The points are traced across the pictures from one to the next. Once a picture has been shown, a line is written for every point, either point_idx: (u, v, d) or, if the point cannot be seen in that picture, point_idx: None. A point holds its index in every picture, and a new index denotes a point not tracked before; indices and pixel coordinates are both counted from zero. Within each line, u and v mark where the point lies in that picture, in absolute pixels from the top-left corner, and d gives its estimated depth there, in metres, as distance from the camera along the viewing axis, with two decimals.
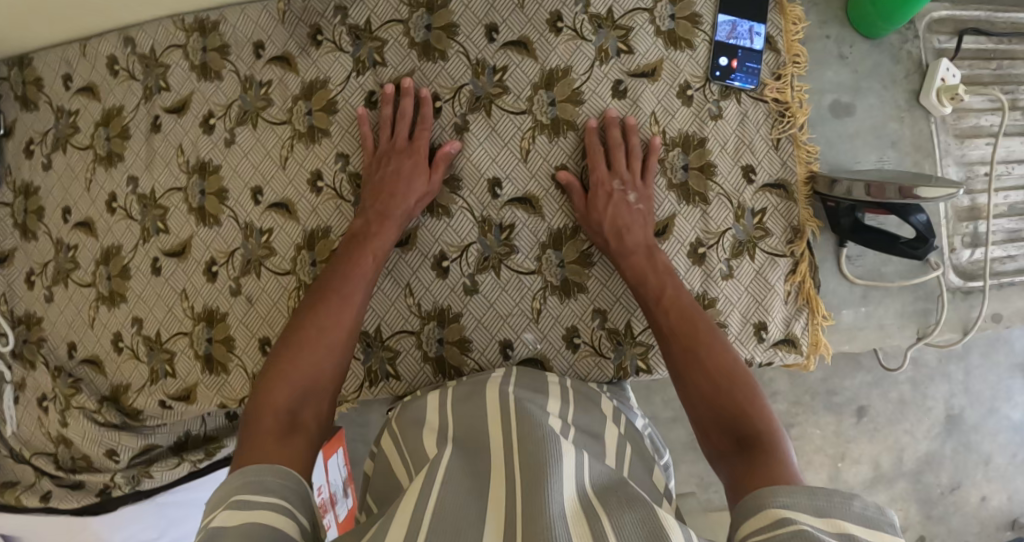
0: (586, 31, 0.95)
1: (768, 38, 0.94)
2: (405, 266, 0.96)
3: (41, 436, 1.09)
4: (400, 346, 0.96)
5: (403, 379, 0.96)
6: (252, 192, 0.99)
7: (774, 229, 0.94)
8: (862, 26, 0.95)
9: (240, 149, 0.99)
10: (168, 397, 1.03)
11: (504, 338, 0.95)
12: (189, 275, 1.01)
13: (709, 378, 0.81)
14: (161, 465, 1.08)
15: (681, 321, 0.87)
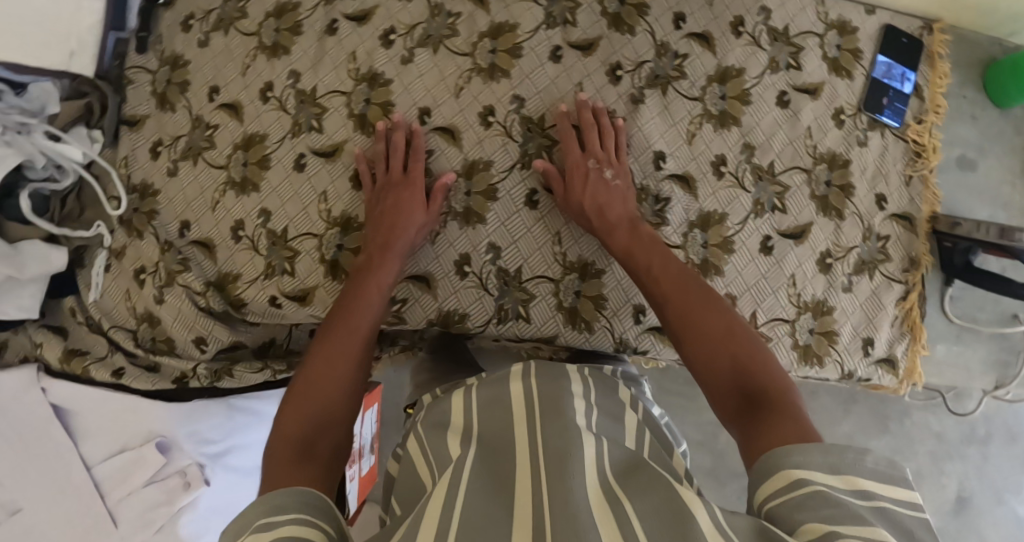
0: (763, 41, 1.02)
1: (915, 86, 1.05)
2: (558, 215, 0.99)
3: (124, 311, 1.03)
4: (537, 291, 0.98)
5: (531, 324, 0.98)
6: (420, 112, 1.01)
7: (894, 256, 1.03)
8: (994, 95, 1.07)
9: (416, 70, 1.01)
10: (280, 295, 1.01)
11: (638, 303, 0.99)
12: (334, 178, 1.02)
13: (700, 348, 0.82)
14: (244, 367, 1.06)
15: (676, 298, 0.87)
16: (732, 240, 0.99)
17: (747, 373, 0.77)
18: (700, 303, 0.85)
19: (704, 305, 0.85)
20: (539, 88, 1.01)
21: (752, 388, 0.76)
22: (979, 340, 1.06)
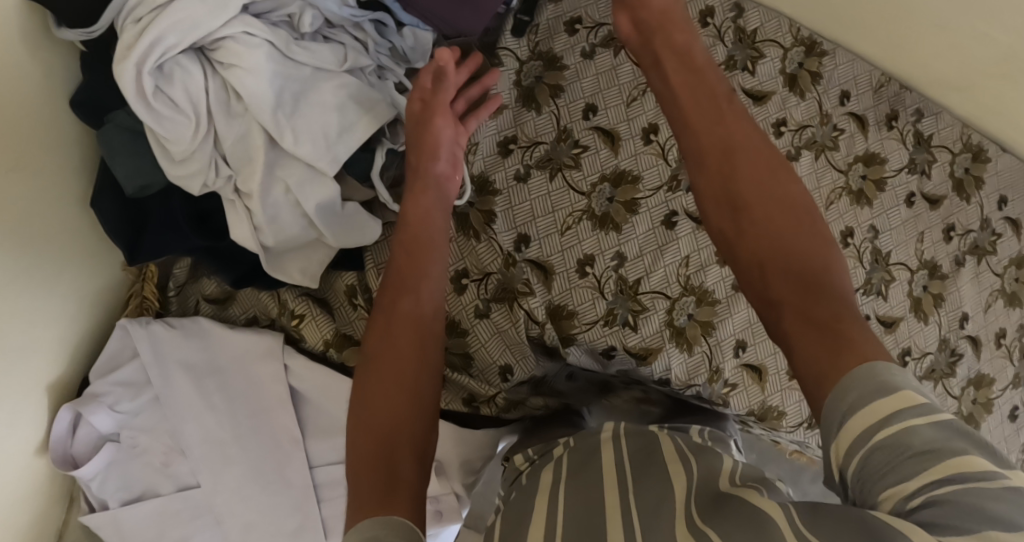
0: (909, 140, 1.09)
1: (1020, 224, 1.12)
2: (693, 241, 1.01)
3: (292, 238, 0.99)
4: (650, 304, 0.99)
5: (637, 334, 0.98)
6: (586, 107, 1.01)
7: (958, 373, 1.10)
8: None
9: (595, 67, 1.02)
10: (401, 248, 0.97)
11: (740, 339, 1.01)
12: (484, 141, 1.00)
13: (773, 266, 0.71)
14: (318, 323, 0.96)
15: (746, 168, 0.76)
16: None
17: (814, 290, 0.68)
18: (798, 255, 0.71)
19: (793, 226, 0.72)
20: None
21: (835, 320, 0.65)
22: None
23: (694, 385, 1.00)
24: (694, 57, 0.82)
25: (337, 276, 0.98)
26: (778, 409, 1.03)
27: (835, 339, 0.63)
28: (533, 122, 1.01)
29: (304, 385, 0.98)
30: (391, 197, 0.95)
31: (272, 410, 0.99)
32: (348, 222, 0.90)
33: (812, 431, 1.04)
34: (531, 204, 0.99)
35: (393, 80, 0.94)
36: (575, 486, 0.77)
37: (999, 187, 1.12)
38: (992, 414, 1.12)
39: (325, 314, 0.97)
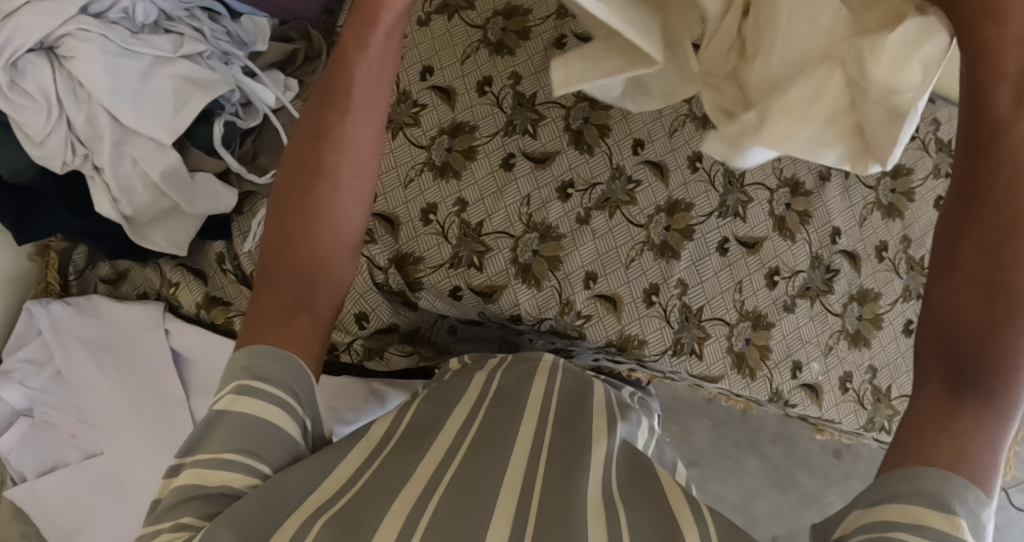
0: None
1: None
2: (532, 180, 1.04)
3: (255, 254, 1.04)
4: (494, 244, 1.03)
5: (482, 273, 1.02)
6: (422, 69, 1.07)
7: (837, 289, 1.09)
8: None
9: (430, 33, 1.09)
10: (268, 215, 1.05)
11: (590, 270, 1.03)
12: None
13: (942, 322, 0.54)
14: (191, 289, 1.05)
15: (1011, 219, 0.52)
16: (693, 229, 1.05)
17: (958, 341, 0.53)
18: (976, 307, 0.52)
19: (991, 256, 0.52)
20: (537, 69, 1.07)
21: (957, 394, 0.53)
22: None
23: (546, 319, 1.02)
24: (989, 36, 0.53)
25: (208, 246, 1.05)
26: (639, 337, 1.03)
27: (944, 402, 0.53)
28: None
29: (184, 348, 1.05)
30: (246, 169, 1.04)
31: (163, 375, 1.05)
32: (200, 189, 0.99)
33: (677, 358, 1.03)
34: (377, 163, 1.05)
35: (239, 65, 1.02)
36: (497, 409, 0.78)
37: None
38: (883, 329, 1.10)
39: (197, 279, 1.05)
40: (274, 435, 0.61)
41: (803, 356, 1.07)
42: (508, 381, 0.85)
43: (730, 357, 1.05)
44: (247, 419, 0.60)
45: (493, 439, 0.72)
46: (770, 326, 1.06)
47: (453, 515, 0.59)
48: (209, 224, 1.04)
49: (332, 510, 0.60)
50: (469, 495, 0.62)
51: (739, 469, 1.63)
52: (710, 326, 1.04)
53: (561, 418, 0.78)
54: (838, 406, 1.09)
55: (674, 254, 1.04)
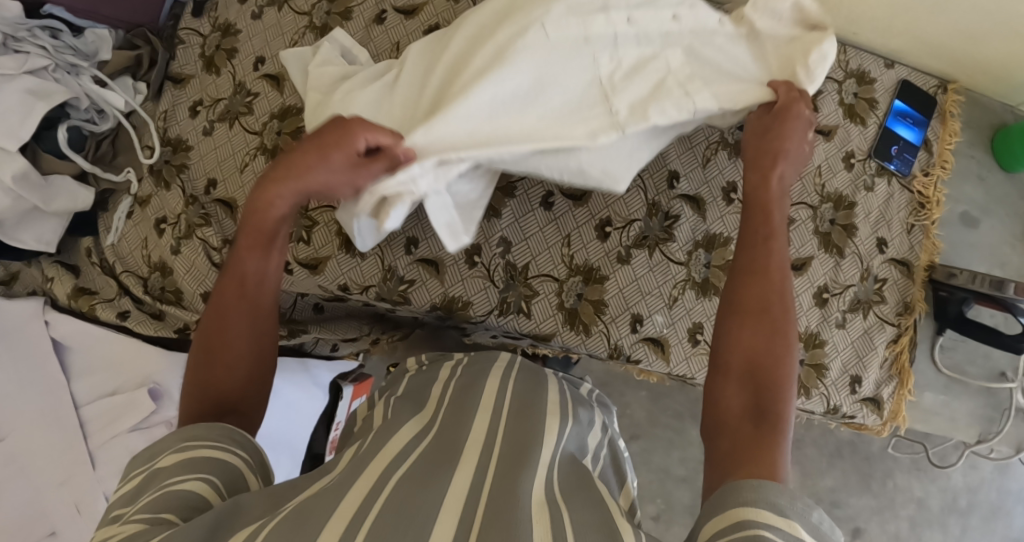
0: None
1: None
2: None
3: (139, 258, 1.10)
4: (319, 218, 1.06)
5: (310, 246, 1.05)
6: (255, 60, 1.12)
7: (678, 236, 1.04)
8: (1004, 156, 1.12)
9: (261, 24, 1.13)
10: (123, 210, 1.11)
11: (411, 236, 1.04)
12: (176, 102, 1.12)
13: (743, 375, 0.69)
14: (63, 283, 1.12)
15: (768, 289, 0.72)
16: (514, 186, 1.04)
17: (762, 383, 0.68)
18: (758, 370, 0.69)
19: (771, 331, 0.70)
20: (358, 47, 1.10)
21: (758, 419, 0.66)
22: (967, 392, 1.10)
23: (370, 288, 1.04)
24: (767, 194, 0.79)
25: (80, 242, 1.13)
26: (463, 298, 1.03)
27: (748, 426, 0.66)
28: (215, 83, 1.12)
29: (65, 337, 1.11)
30: (101, 168, 1.10)
31: (49, 361, 1.11)
32: (56, 190, 1.06)
33: (504, 317, 1.03)
34: (215, 151, 1.10)
35: (89, 75, 1.08)
36: (453, 408, 0.80)
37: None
38: None
39: (71, 274, 1.13)
40: (218, 464, 0.69)
41: (643, 309, 1.04)
42: (465, 378, 0.86)
43: (561, 314, 1.03)
44: (189, 458, 0.68)
45: (447, 441, 0.74)
46: (604, 280, 1.03)
47: (409, 497, 0.63)
48: (77, 221, 1.11)
49: (288, 505, 0.65)
50: (422, 483, 0.66)
51: (675, 439, 1.58)
52: (538, 284, 1.03)
53: (515, 409, 0.80)
54: (689, 360, 1.04)
55: (495, 213, 1.03)
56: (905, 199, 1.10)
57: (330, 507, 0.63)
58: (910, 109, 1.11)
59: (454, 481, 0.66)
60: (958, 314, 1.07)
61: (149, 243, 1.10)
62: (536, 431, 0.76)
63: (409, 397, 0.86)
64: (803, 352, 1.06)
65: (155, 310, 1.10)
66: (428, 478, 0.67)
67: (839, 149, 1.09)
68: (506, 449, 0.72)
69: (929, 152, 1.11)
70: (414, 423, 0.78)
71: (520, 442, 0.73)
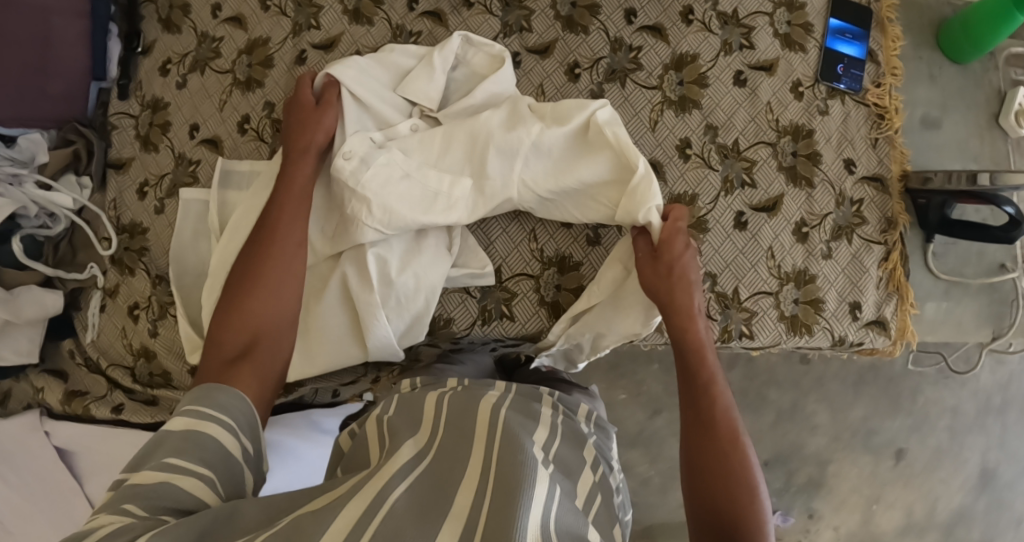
0: (494, 8, 1.08)
1: (657, 28, 1.07)
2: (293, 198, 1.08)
3: (121, 348, 1.10)
4: None
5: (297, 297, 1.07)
6: (190, 128, 1.11)
7: None
8: (951, 50, 1.11)
9: (188, 92, 1.12)
10: (92, 304, 1.10)
11: None
12: (123, 188, 1.12)
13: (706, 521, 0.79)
14: (51, 390, 1.11)
15: (717, 430, 0.83)
16: None
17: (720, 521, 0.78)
18: (722, 498, 0.79)
19: (726, 472, 0.81)
20: (286, 92, 1.09)
21: None
22: (969, 293, 1.09)
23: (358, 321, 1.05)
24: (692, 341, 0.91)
25: (60, 345, 1.12)
26: (444, 316, 1.01)
27: None
28: (156, 160, 1.11)
29: (67, 443, 1.10)
30: (63, 270, 1.09)
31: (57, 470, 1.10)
32: (24, 300, 1.06)
33: (488, 325, 1.01)
34: (171, 227, 1.10)
35: (31, 181, 1.08)
36: (450, 428, 0.84)
37: (620, 2, 1.08)
38: (710, 231, 1.03)
39: (59, 379, 1.11)
40: (219, 452, 0.72)
41: None
42: (457, 399, 0.89)
43: (544, 309, 1.01)
44: (194, 439, 0.71)
45: (445, 467, 0.77)
46: (578, 266, 1.01)
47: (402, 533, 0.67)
48: (54, 325, 1.11)
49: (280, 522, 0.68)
50: (423, 514, 0.69)
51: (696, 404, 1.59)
52: (514, 285, 1.02)
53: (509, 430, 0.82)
54: None
55: None
56: (863, 114, 1.08)
57: (327, 525, 0.67)
58: (846, 25, 1.09)
59: (453, 511, 0.70)
60: (940, 219, 1.05)
61: (128, 331, 1.09)
62: (526, 445, 0.78)
63: (405, 419, 0.87)
64: (795, 291, 1.04)
65: (148, 396, 1.10)
66: (425, 512, 0.70)
67: (785, 80, 1.07)
68: (502, 470, 0.73)
69: (876, 63, 1.10)
70: (413, 442, 0.81)
71: (515, 457, 0.75)
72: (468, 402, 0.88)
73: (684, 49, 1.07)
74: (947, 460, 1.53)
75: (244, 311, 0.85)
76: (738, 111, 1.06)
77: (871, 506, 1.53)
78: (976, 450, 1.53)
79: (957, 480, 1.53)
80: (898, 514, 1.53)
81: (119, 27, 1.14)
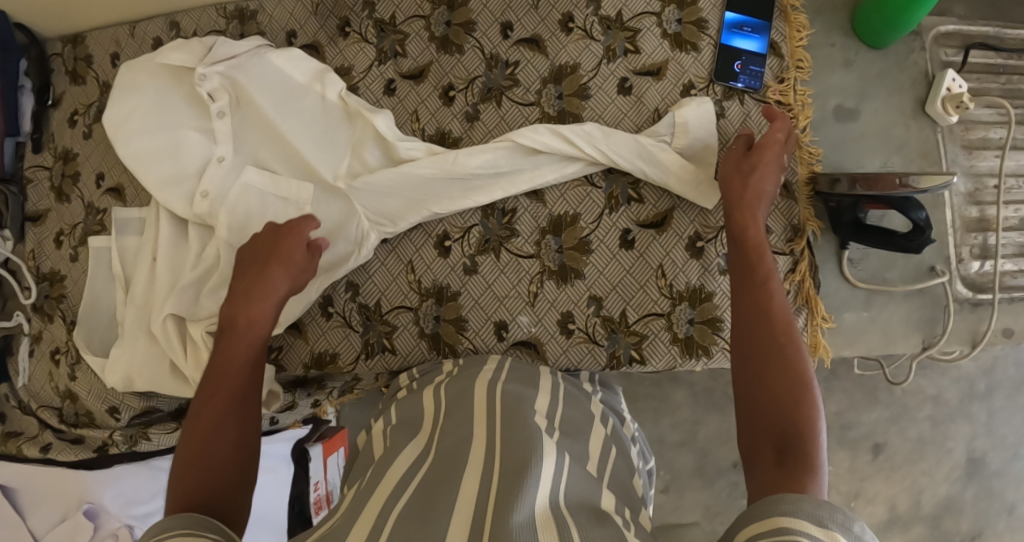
0: (369, 35, 1.05)
1: (538, 41, 1.03)
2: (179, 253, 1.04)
3: (50, 391, 1.13)
4: (283, 341, 1.03)
5: (285, 369, 1.03)
6: (96, 177, 1.13)
7: (522, 229, 0.99)
8: (869, 35, 1.03)
9: (94, 141, 1.14)
10: (20, 352, 1.14)
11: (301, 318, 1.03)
12: (41, 239, 1.15)
13: (756, 411, 0.74)
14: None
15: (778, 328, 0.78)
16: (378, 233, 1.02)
17: (774, 413, 0.72)
18: (771, 380, 0.75)
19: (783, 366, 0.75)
20: None
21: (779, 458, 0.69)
22: (895, 299, 1.01)
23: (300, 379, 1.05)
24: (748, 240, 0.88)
25: None
26: (330, 352, 1.01)
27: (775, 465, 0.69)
28: (69, 210, 1.14)
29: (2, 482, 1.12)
30: None
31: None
32: None
33: (372, 360, 1.00)
34: (85, 274, 1.12)
35: None
36: (451, 420, 0.84)
37: (497, 16, 1.04)
38: (593, 251, 0.98)
39: None
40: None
41: (505, 314, 0.98)
42: (453, 392, 0.89)
43: (424, 341, 1.00)
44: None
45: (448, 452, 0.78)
46: (457, 296, 0.99)
47: (411, 520, 0.67)
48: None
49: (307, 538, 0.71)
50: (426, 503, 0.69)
51: (657, 409, 1.55)
52: (394, 318, 1.00)
53: (507, 408, 0.82)
54: (568, 352, 0.98)
55: None
56: (764, 113, 1.01)
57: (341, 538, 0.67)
58: (745, 17, 1.03)
59: (464, 483, 0.71)
60: (854, 223, 0.95)
61: (54, 375, 1.12)
62: (529, 423, 0.79)
63: (404, 419, 0.90)
64: (690, 311, 0.97)
65: (76, 435, 1.12)
66: (432, 496, 0.70)
67: (675, 83, 1.02)
68: (507, 454, 0.73)
69: (779, 56, 1.03)
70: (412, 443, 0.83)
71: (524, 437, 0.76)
72: (481, 386, 0.89)
73: (563, 60, 1.03)
74: (932, 450, 1.49)
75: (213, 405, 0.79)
76: (624, 121, 1.01)
77: (850, 503, 1.50)
78: (959, 438, 1.49)
79: (942, 470, 1.49)
80: (880, 513, 1.49)
81: (32, 81, 1.17)
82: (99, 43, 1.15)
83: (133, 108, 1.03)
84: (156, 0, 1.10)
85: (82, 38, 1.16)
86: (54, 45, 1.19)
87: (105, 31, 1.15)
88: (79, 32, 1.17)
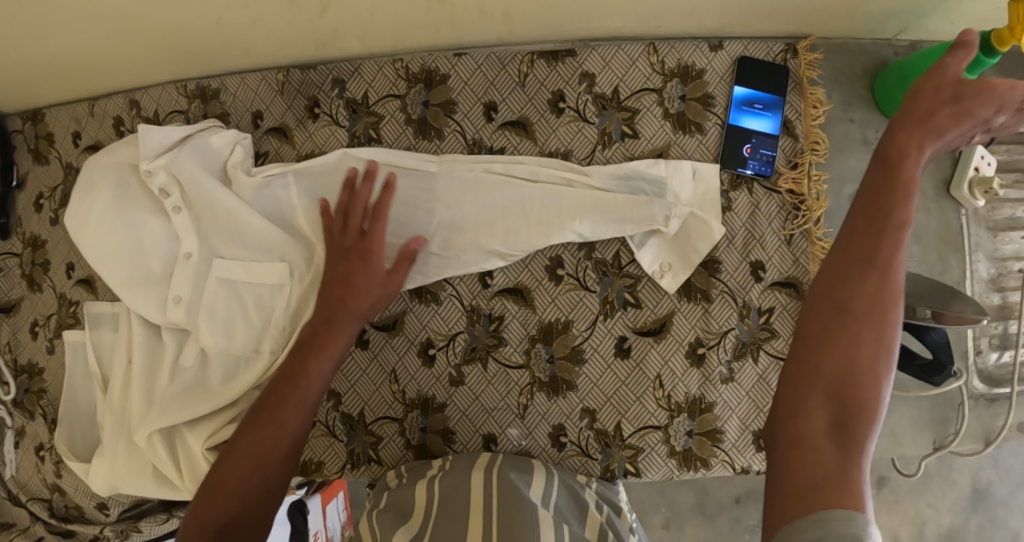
0: (340, 117, 0.96)
1: (525, 123, 0.94)
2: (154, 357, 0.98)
3: (38, 482, 1.10)
4: None
5: None
6: (67, 266, 1.07)
7: (510, 338, 0.93)
8: (890, 109, 0.94)
9: (62, 229, 1.07)
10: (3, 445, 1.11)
11: None
12: (16, 330, 1.10)
13: (814, 369, 0.63)
14: None
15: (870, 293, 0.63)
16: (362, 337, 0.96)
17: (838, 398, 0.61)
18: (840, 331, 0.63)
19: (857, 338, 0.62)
20: None
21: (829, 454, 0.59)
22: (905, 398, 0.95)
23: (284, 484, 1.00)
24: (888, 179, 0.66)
25: None
26: (314, 461, 0.96)
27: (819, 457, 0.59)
28: (43, 300, 1.08)
29: None
30: None
31: None
32: None
33: (358, 470, 0.95)
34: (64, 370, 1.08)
35: None
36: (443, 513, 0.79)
37: (479, 95, 0.95)
38: (586, 362, 0.92)
39: None
40: None
41: (494, 427, 0.93)
42: (447, 485, 0.84)
43: (411, 452, 0.95)
44: None
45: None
46: (443, 407, 0.94)
47: None
48: None
49: None
50: None
51: None
52: (380, 428, 0.95)
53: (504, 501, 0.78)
54: (562, 464, 0.93)
55: None
56: (775, 204, 0.93)
57: None
58: (757, 93, 0.93)
59: None
60: None
61: (42, 467, 1.09)
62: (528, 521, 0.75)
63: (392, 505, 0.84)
64: (689, 422, 0.92)
65: (67, 529, 1.08)
66: None
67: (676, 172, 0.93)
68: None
69: (792, 137, 0.93)
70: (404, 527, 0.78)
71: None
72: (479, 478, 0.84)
73: (553, 146, 0.94)
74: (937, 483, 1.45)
75: (239, 474, 0.77)
76: None
77: None
78: (967, 470, 1.45)
79: (946, 502, 1.44)
80: None
81: None
82: (60, 122, 1.06)
83: (88, 206, 0.95)
84: (114, 79, 1.00)
85: (42, 115, 1.08)
86: (14, 122, 1.10)
87: (63, 108, 1.06)
88: (37, 108, 1.08)
